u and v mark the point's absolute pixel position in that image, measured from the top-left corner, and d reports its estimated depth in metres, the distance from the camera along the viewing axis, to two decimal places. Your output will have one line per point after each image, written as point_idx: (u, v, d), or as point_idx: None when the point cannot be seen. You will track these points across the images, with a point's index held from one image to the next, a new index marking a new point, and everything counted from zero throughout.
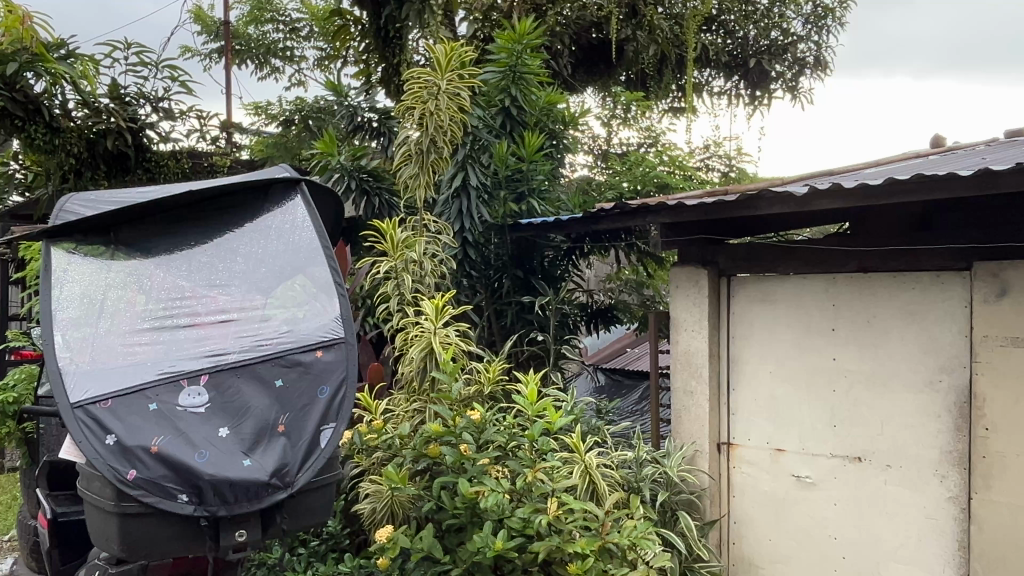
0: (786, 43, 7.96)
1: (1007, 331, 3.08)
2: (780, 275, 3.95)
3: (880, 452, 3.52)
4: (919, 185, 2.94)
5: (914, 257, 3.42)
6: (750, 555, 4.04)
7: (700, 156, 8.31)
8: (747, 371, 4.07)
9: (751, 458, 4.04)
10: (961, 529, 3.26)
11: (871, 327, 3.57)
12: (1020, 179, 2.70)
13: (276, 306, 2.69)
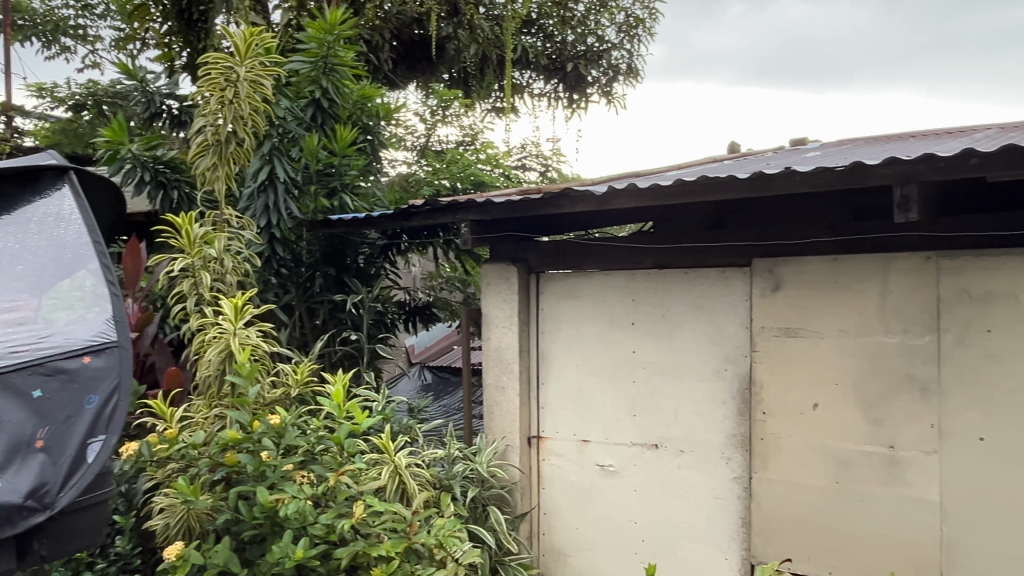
0: (601, 49, 8.28)
1: (780, 321, 3.34)
2: (585, 272, 4.07)
3: (675, 438, 3.72)
4: (704, 186, 3.12)
5: (703, 254, 3.64)
6: (560, 545, 4.14)
7: (517, 155, 8.48)
8: (555, 365, 4.18)
9: (559, 450, 4.14)
10: (745, 506, 3.50)
11: (667, 321, 3.76)
12: (788, 181, 2.92)
13: (54, 308, 2.42)
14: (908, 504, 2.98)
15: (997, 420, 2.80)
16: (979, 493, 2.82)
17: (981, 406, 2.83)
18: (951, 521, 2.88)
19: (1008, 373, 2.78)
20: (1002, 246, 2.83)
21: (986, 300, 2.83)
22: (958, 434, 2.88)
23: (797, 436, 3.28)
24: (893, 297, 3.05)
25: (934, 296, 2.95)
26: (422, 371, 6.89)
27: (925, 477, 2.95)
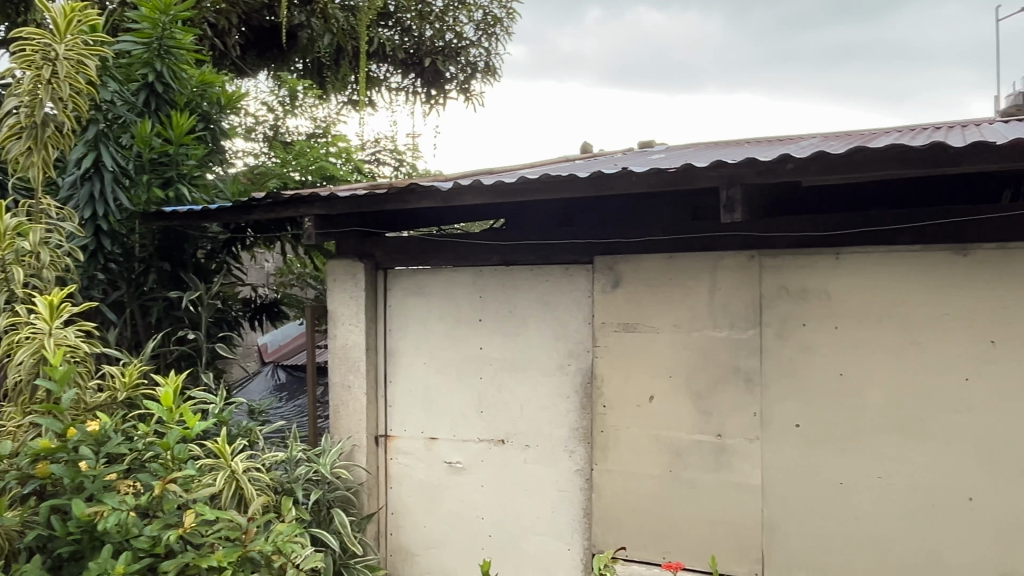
0: (459, 46, 8.24)
1: (619, 317, 3.44)
2: (433, 269, 4.04)
3: (520, 433, 3.76)
4: (546, 184, 3.17)
5: (547, 252, 3.70)
6: (407, 545, 4.09)
7: (370, 150, 8.35)
8: (402, 363, 4.12)
9: (406, 448, 4.09)
10: (587, 498, 3.59)
11: (513, 318, 3.80)
12: (626, 181, 3.00)
13: None
14: (734, 489, 3.15)
15: (811, 407, 3.02)
16: (795, 476, 3.04)
17: (797, 394, 3.05)
18: (772, 503, 3.08)
19: (821, 364, 3.01)
20: (815, 247, 3.06)
21: (802, 297, 3.06)
22: (778, 422, 3.08)
23: (635, 427, 3.38)
24: (721, 293, 3.21)
25: (758, 292, 3.14)
26: (279, 371, 6.61)
27: (748, 463, 3.13)
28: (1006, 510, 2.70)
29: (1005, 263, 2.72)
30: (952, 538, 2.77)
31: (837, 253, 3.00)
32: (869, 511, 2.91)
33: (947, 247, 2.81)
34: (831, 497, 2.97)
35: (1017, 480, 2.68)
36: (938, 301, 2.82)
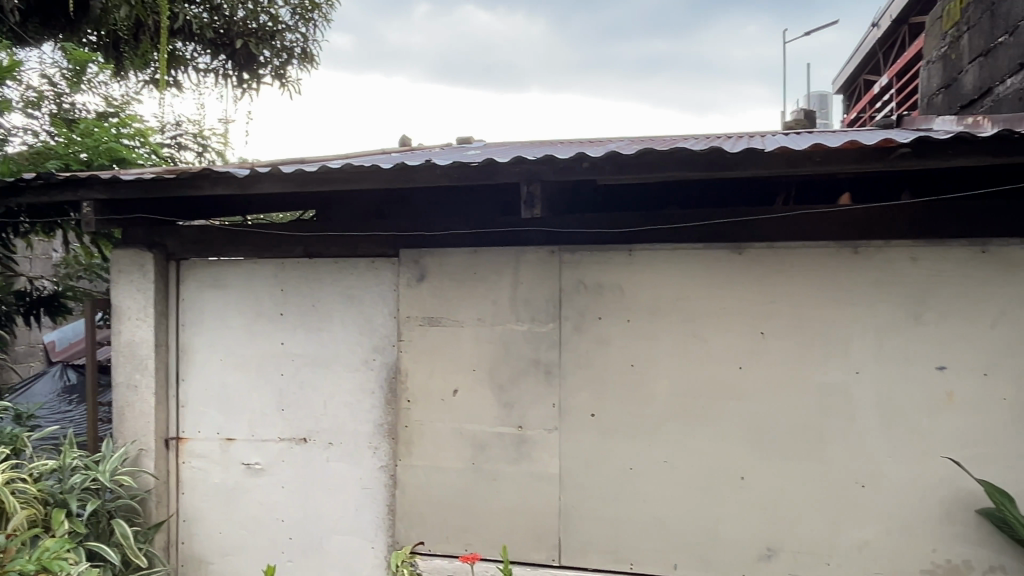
0: (274, 29, 7.88)
1: (424, 311, 3.42)
2: (230, 260, 3.82)
3: (323, 431, 3.64)
4: (349, 174, 3.08)
5: (352, 244, 3.60)
6: (200, 553, 3.83)
7: (170, 133, 7.78)
8: (196, 360, 3.87)
9: (200, 451, 3.84)
10: (390, 494, 3.54)
11: (316, 311, 3.67)
12: (430, 173, 2.98)
13: None
14: (534, 479, 3.22)
15: (605, 398, 3.15)
16: (590, 464, 3.16)
17: (593, 385, 3.17)
18: (569, 490, 3.18)
19: (614, 355, 3.15)
20: (609, 243, 3.19)
21: (598, 291, 3.18)
22: (575, 412, 3.19)
23: (438, 421, 3.37)
24: (523, 288, 3.27)
25: (557, 286, 3.23)
26: (66, 371, 5.96)
27: (547, 453, 3.21)
28: (773, 487, 2.95)
29: (774, 262, 2.98)
30: (727, 515, 2.99)
31: (630, 250, 3.14)
32: (656, 494, 3.07)
33: (724, 246, 3.03)
34: (623, 482, 3.11)
35: (781, 460, 2.94)
36: (717, 296, 3.03)
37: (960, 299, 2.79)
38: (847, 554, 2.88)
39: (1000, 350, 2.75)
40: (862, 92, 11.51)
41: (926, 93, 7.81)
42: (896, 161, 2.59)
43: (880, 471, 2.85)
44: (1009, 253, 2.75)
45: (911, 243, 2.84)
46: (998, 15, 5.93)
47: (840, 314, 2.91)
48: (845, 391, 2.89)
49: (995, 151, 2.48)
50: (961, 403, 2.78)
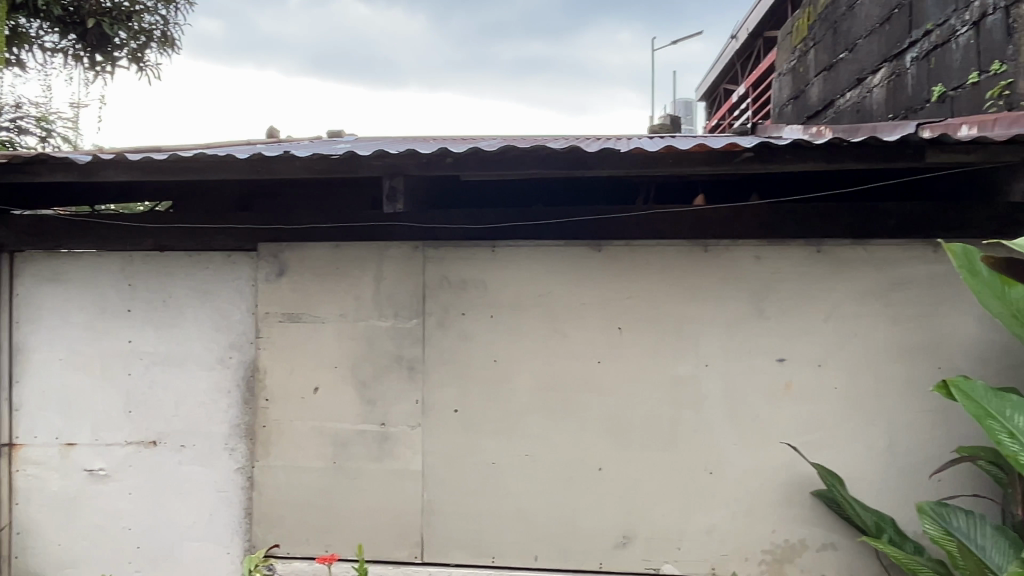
0: (131, 10, 7.37)
1: (283, 307, 3.32)
2: (71, 253, 3.56)
3: (175, 433, 3.47)
4: (202, 163, 2.94)
5: (207, 237, 3.44)
6: (36, 568, 3.56)
7: (9, 115, 7.15)
8: (32, 360, 3.57)
9: (36, 458, 3.55)
10: (247, 496, 3.42)
11: (168, 308, 3.49)
12: (289, 165, 2.89)
13: None
14: (396, 476, 3.20)
15: (467, 393, 3.16)
16: (452, 459, 3.16)
17: (456, 381, 3.17)
18: (431, 486, 3.17)
19: (477, 351, 3.16)
20: (472, 239, 3.19)
21: (461, 287, 3.18)
22: (438, 407, 3.18)
23: (298, 420, 3.28)
24: (387, 283, 3.24)
25: (420, 282, 3.21)
26: None
27: (410, 449, 3.19)
28: (627, 477, 3.05)
29: (631, 259, 3.08)
30: (585, 506, 3.07)
31: (494, 246, 3.17)
32: (517, 487, 3.11)
33: (584, 243, 3.11)
34: (485, 477, 3.14)
35: (637, 450, 3.05)
36: (577, 292, 3.10)
37: (798, 296, 2.99)
38: (697, 538, 3.02)
39: (833, 342, 2.96)
40: (721, 100, 12.13)
41: (777, 103, 8.31)
42: (741, 164, 2.73)
43: (726, 459, 3.01)
44: (840, 253, 2.97)
45: (755, 243, 3.01)
46: (839, 33, 6.39)
47: (691, 309, 3.04)
48: (694, 382, 3.03)
49: (827, 157, 2.66)
50: (798, 392, 2.98)
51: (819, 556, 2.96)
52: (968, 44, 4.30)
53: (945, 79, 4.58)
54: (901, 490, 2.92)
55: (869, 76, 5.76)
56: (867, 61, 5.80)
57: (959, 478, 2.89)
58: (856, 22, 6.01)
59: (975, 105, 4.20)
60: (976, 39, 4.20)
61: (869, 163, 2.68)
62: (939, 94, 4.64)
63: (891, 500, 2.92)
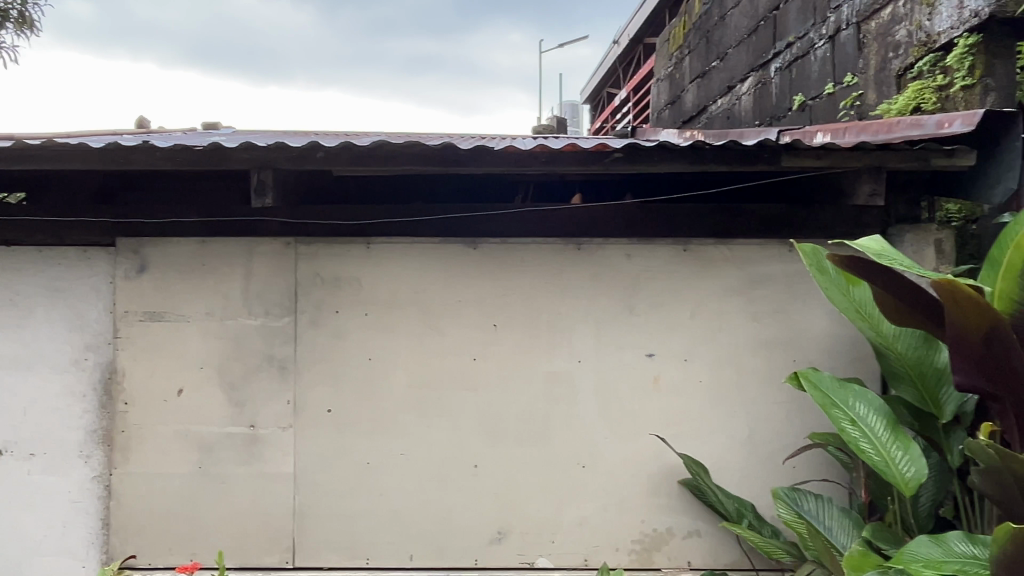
0: None
1: (145, 305, 3.15)
2: None
3: (23, 441, 3.21)
4: (52, 152, 2.74)
5: (60, 231, 3.21)
6: None
7: None
8: None
9: None
10: (105, 506, 3.20)
11: (15, 307, 3.23)
12: (149, 156, 2.75)
13: None
14: (266, 479, 3.10)
15: (341, 392, 3.10)
16: (325, 460, 3.09)
17: (329, 380, 3.10)
18: (302, 489, 3.09)
19: (351, 349, 3.11)
20: (347, 235, 3.13)
21: (335, 284, 3.12)
22: (310, 408, 3.10)
23: (161, 424, 3.12)
24: (257, 280, 3.13)
25: (292, 279, 3.12)
26: None
27: (281, 451, 3.10)
28: (502, 472, 3.07)
29: (507, 257, 3.10)
30: (460, 503, 3.07)
31: (368, 243, 3.11)
32: (392, 487, 3.08)
33: (460, 240, 3.10)
34: (359, 477, 3.08)
35: (512, 446, 3.08)
36: (453, 289, 3.09)
37: (665, 293, 3.09)
38: (570, 531, 3.08)
39: (698, 337, 3.08)
40: (605, 103, 12.43)
41: (656, 107, 8.59)
42: (611, 164, 2.80)
43: (598, 453, 3.08)
44: (705, 252, 3.09)
45: (626, 243, 3.10)
46: (711, 42, 6.66)
47: (565, 307, 3.09)
48: (568, 378, 3.09)
49: (691, 159, 2.77)
50: (666, 386, 3.08)
51: (685, 543, 3.07)
52: (825, 57, 4.57)
53: (805, 89, 4.86)
54: (759, 477, 3.07)
55: (739, 84, 6.04)
56: (737, 70, 6.07)
57: (810, 464, 3.07)
58: (727, 31, 6.28)
59: (830, 114, 4.47)
60: (832, 52, 4.47)
61: (729, 165, 2.80)
62: (799, 103, 4.91)
63: (751, 487, 3.07)
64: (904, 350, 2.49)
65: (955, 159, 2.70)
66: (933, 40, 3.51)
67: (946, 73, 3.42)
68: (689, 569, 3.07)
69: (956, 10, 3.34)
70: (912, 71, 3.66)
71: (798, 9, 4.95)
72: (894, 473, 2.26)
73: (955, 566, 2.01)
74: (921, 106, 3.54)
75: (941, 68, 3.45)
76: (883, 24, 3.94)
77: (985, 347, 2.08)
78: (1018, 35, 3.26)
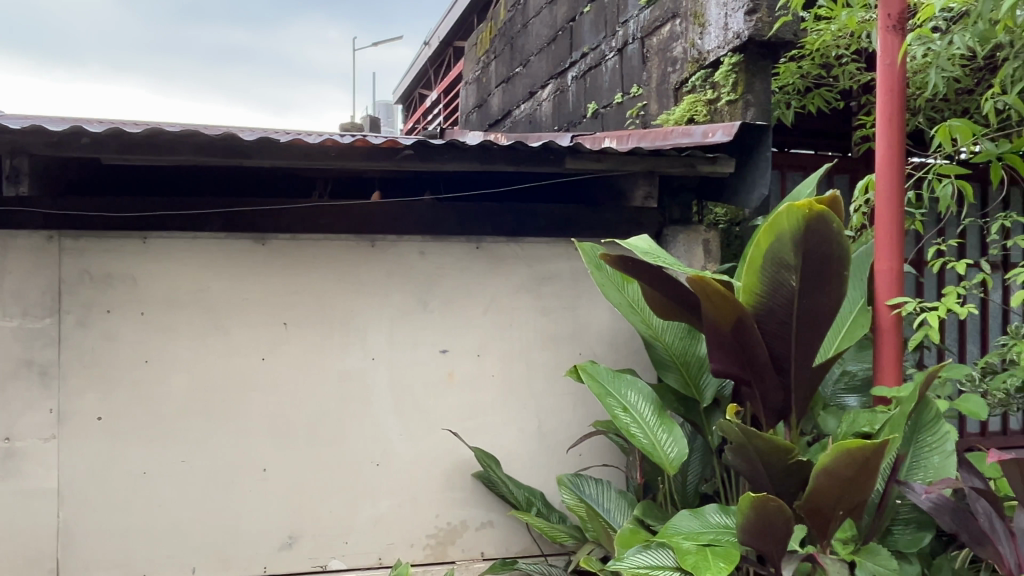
0: None
1: None
2: None
3: None
4: None
5: None
6: None
7: None
8: None
9: None
10: None
11: None
12: None
13: None
14: (23, 497, 2.80)
15: (113, 398, 2.87)
16: (95, 472, 2.85)
17: (99, 386, 2.86)
18: (68, 505, 2.83)
19: (125, 351, 2.88)
20: (119, 229, 2.89)
21: (106, 282, 2.87)
22: (77, 416, 2.84)
23: None
24: (13, 278, 2.81)
25: (56, 276, 2.83)
26: None
27: (41, 466, 2.81)
28: (291, 475, 2.99)
29: (297, 253, 3.01)
30: (248, 509, 2.95)
31: (144, 237, 2.90)
32: (173, 496, 2.90)
33: (246, 236, 2.97)
34: (134, 488, 2.88)
35: (303, 448, 3.00)
36: (239, 287, 2.96)
37: (458, 290, 3.14)
38: (363, 531, 3.05)
39: (489, 333, 3.17)
40: (417, 104, 12.44)
41: (464, 110, 8.69)
42: (401, 161, 2.81)
43: (392, 450, 3.07)
44: (496, 250, 3.18)
45: (419, 240, 3.11)
46: (515, 49, 6.86)
47: (358, 303, 3.06)
48: (361, 376, 3.06)
49: (480, 158, 2.83)
50: (458, 381, 3.14)
51: (477, 535, 3.14)
52: (615, 68, 4.84)
53: (598, 98, 5.12)
54: (546, 466, 3.21)
55: (539, 90, 6.26)
56: (538, 77, 6.29)
57: (593, 451, 3.25)
58: (529, 39, 6.49)
59: (619, 122, 4.74)
60: (621, 65, 4.75)
61: (517, 165, 2.89)
62: (593, 111, 5.16)
63: (538, 476, 3.20)
64: (671, 341, 2.73)
65: (717, 165, 2.97)
66: (703, 58, 3.82)
67: (715, 88, 3.73)
68: (482, 559, 3.14)
69: (722, 31, 3.63)
70: (686, 85, 3.97)
71: (591, 23, 5.20)
72: (661, 456, 2.46)
73: (711, 535, 2.19)
74: (694, 119, 3.83)
75: (711, 83, 3.77)
76: (662, 41, 4.24)
77: (733, 334, 2.29)
78: (772, 58, 3.61)
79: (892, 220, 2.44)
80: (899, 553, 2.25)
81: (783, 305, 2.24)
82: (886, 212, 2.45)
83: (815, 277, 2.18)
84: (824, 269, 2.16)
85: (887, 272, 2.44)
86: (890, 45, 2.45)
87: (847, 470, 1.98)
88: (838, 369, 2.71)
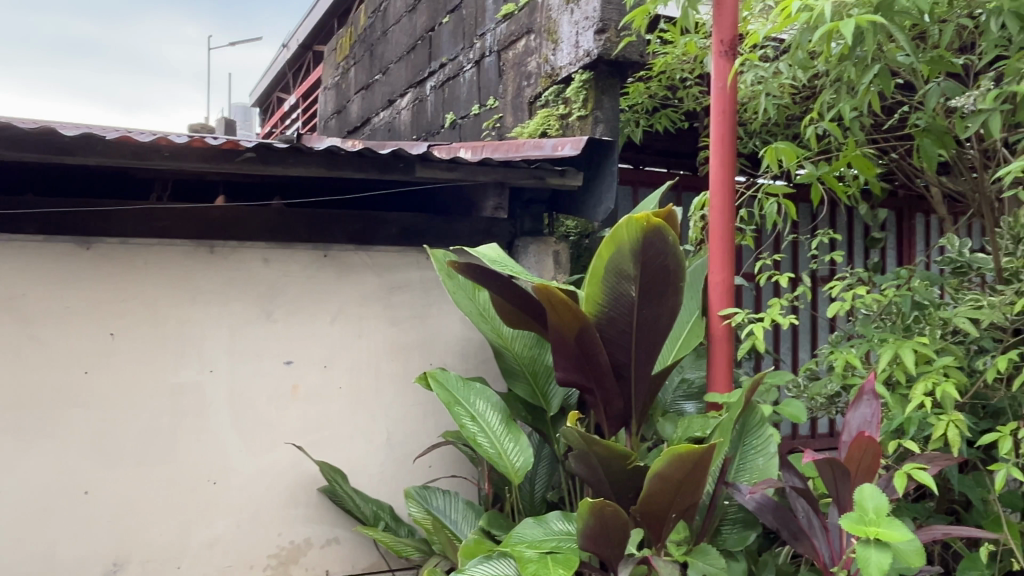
0: None
1: None
2: None
3: None
4: None
5: None
6: None
7: None
8: None
9: None
10: None
11: None
12: None
13: None
14: None
15: None
16: None
17: None
18: None
19: None
20: None
21: None
22: None
23: None
24: None
25: None
26: None
27: None
28: (117, 496, 2.77)
29: (127, 258, 2.81)
30: (67, 535, 2.71)
31: None
32: None
33: (70, 239, 2.74)
34: None
35: (131, 467, 2.79)
36: (60, 294, 2.72)
37: (303, 299, 3.04)
38: (198, 553, 2.87)
39: (337, 343, 3.09)
40: (273, 107, 12.00)
41: (323, 116, 8.46)
42: (243, 163, 2.68)
43: (231, 467, 2.93)
44: (345, 258, 3.11)
45: (263, 246, 2.99)
46: (375, 55, 6.76)
47: (194, 312, 2.89)
48: (197, 389, 2.89)
49: (328, 164, 2.75)
50: (304, 394, 3.03)
51: (322, 552, 3.05)
52: (472, 80, 4.87)
53: (456, 108, 5.12)
54: (396, 478, 3.16)
55: (399, 98, 6.19)
56: (398, 85, 6.22)
57: (443, 462, 3.24)
58: (389, 47, 6.42)
59: (475, 133, 4.76)
60: (478, 77, 4.78)
61: (366, 173, 2.83)
62: (450, 122, 5.16)
63: (387, 489, 3.15)
64: (520, 350, 2.75)
65: (565, 179, 3.01)
66: (556, 74, 3.90)
67: (567, 103, 3.82)
68: None
69: (573, 48, 3.72)
70: (540, 100, 4.04)
71: (450, 33, 5.21)
72: (506, 464, 2.47)
73: (552, 543, 2.21)
74: (547, 132, 3.91)
75: (562, 99, 3.85)
76: (518, 55, 4.30)
77: (577, 342, 2.33)
78: (620, 77, 3.75)
79: (725, 235, 2.56)
80: (727, 551, 2.37)
81: (623, 315, 2.30)
82: (718, 227, 2.57)
83: (653, 287, 2.26)
84: (661, 280, 2.24)
85: (719, 284, 2.56)
86: (722, 69, 2.59)
87: (679, 473, 2.06)
88: (677, 377, 2.83)
